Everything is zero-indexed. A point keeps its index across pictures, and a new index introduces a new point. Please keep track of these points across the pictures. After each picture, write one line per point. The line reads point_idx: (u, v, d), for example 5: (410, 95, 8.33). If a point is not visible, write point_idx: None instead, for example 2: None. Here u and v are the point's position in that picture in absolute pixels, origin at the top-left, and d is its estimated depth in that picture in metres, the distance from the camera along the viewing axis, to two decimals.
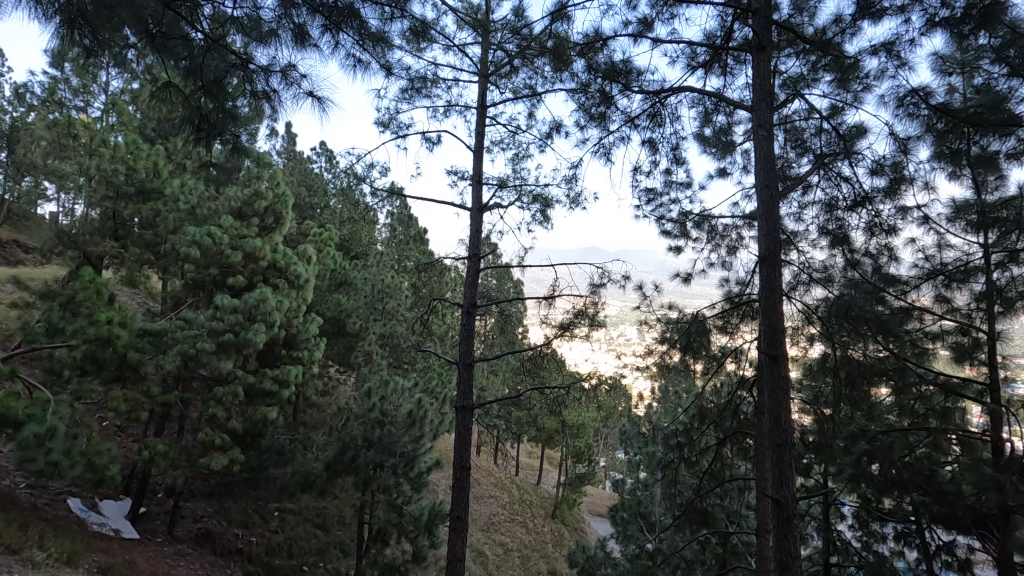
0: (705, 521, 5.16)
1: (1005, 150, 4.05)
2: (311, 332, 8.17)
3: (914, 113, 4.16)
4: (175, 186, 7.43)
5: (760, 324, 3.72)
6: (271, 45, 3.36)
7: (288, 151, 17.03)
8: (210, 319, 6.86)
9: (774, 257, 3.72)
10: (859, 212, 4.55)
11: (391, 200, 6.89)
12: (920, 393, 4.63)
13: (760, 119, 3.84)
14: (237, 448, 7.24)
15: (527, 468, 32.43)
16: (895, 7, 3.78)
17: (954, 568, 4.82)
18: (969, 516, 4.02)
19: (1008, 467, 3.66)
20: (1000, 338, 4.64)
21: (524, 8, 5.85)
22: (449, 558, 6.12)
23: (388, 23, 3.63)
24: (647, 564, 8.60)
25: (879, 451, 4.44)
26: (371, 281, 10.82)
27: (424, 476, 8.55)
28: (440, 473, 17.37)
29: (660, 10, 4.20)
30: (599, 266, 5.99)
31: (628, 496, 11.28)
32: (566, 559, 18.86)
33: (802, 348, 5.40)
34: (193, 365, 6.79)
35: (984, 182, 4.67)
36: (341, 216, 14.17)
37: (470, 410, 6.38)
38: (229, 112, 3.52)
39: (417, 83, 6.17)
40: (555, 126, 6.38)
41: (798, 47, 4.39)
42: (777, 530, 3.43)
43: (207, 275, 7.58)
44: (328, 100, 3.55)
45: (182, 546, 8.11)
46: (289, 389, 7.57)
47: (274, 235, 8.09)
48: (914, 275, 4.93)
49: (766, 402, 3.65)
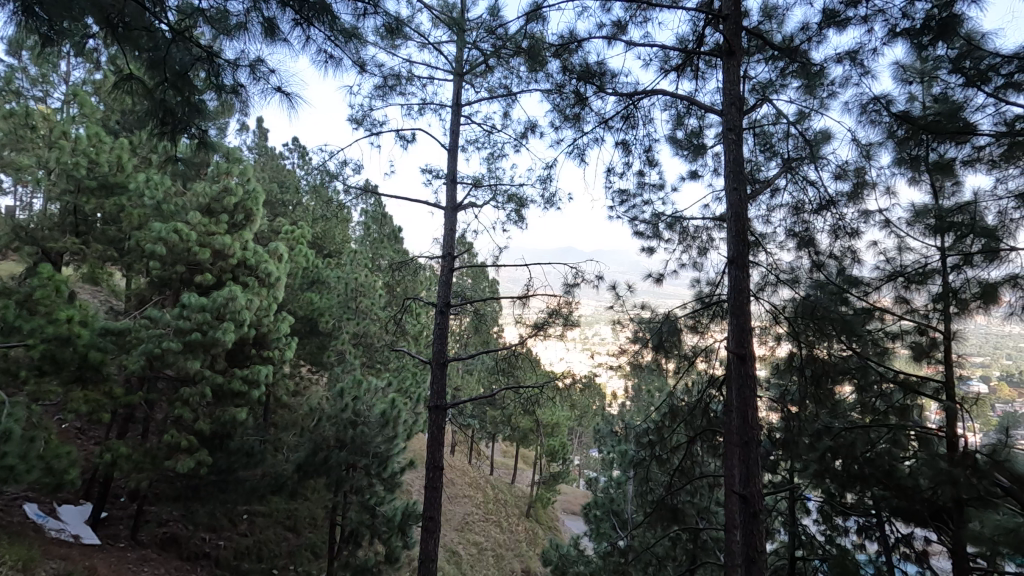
0: (675, 518, 5.30)
1: (961, 156, 4.16)
2: (282, 331, 8.02)
3: (876, 119, 4.33)
4: (140, 181, 7.17)
5: (729, 324, 3.81)
6: (239, 38, 3.27)
7: (260, 146, 16.70)
8: (176, 318, 6.66)
9: (742, 258, 3.82)
10: (824, 215, 4.66)
11: (364, 198, 6.82)
12: (881, 390, 4.85)
13: (730, 123, 3.89)
14: (204, 451, 7.02)
15: (502, 468, 32.54)
16: (859, 17, 3.89)
17: (911, 560, 5.00)
18: (926, 510, 4.18)
19: (962, 461, 3.90)
20: (956, 338, 4.75)
21: (499, 8, 5.83)
22: (423, 559, 6.07)
23: (361, 19, 3.59)
24: (620, 561, 8.69)
25: (843, 448, 4.61)
26: (344, 281, 10.75)
27: (398, 476, 8.52)
28: (414, 474, 17.36)
29: (633, 14, 4.25)
30: (573, 266, 6.08)
31: (602, 495, 11.47)
32: (540, 559, 18.90)
33: (769, 348, 5.58)
34: (158, 365, 6.60)
35: (942, 188, 4.86)
36: (314, 214, 13.99)
37: (444, 410, 6.33)
38: (195, 106, 3.43)
39: (390, 81, 6.11)
40: (530, 126, 6.40)
41: (767, 53, 4.49)
42: (743, 525, 3.51)
43: (174, 273, 7.35)
44: (298, 97, 3.50)
45: (145, 551, 7.89)
46: (259, 389, 7.40)
47: (244, 232, 7.89)
48: (876, 277, 5.07)
49: (734, 401, 3.74)
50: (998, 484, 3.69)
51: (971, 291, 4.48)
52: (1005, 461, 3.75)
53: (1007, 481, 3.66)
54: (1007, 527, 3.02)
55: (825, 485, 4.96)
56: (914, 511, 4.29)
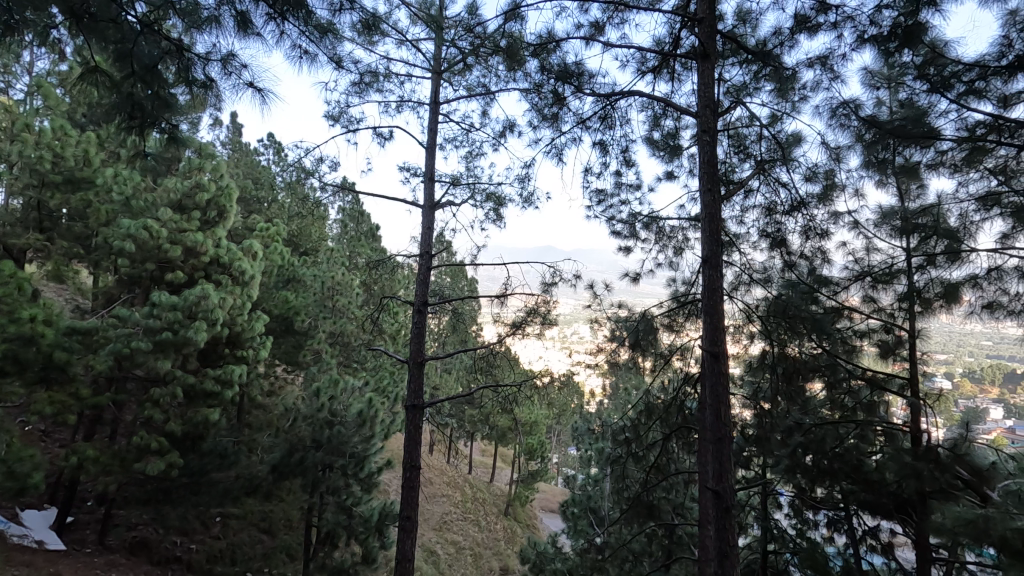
0: (651, 514, 5.43)
1: (926, 160, 4.32)
2: (257, 331, 7.89)
3: (846, 123, 4.43)
4: (108, 176, 6.98)
5: (703, 323, 3.87)
6: (210, 32, 3.21)
7: (233, 142, 16.33)
8: (146, 317, 6.49)
9: (716, 258, 3.88)
10: (795, 216, 4.74)
11: (341, 195, 6.72)
12: (849, 388, 4.96)
13: (705, 125, 3.96)
14: (175, 452, 6.85)
15: (480, 468, 32.58)
16: (829, 23, 3.98)
17: (878, 551, 5.17)
18: (892, 503, 4.34)
19: (925, 455, 4.10)
20: (921, 337, 4.90)
21: (478, 6, 5.81)
22: (399, 559, 6.03)
23: (338, 15, 3.55)
24: (596, 558, 8.77)
25: (813, 443, 4.70)
26: (321, 278, 10.64)
27: (376, 476, 8.47)
28: (391, 473, 17.26)
29: (611, 15, 4.28)
30: (550, 265, 6.10)
31: (579, 492, 11.60)
32: (518, 556, 18.98)
33: (743, 347, 5.70)
34: (127, 365, 6.43)
35: (907, 191, 5.01)
36: (289, 211, 13.80)
37: (421, 409, 6.29)
38: (165, 100, 3.34)
39: (367, 78, 6.05)
40: (508, 125, 6.43)
41: (741, 57, 4.57)
42: (716, 521, 3.57)
43: (143, 271, 7.17)
44: (270, 92, 3.44)
45: (113, 555, 7.68)
46: (232, 389, 7.27)
47: (217, 229, 7.73)
48: (845, 276, 5.12)
49: (707, 398, 3.79)
50: (959, 477, 3.91)
51: (934, 291, 4.67)
52: (965, 454, 3.99)
53: (968, 473, 3.90)
54: (965, 518, 3.10)
55: (796, 481, 5.03)
56: (879, 503, 4.45)
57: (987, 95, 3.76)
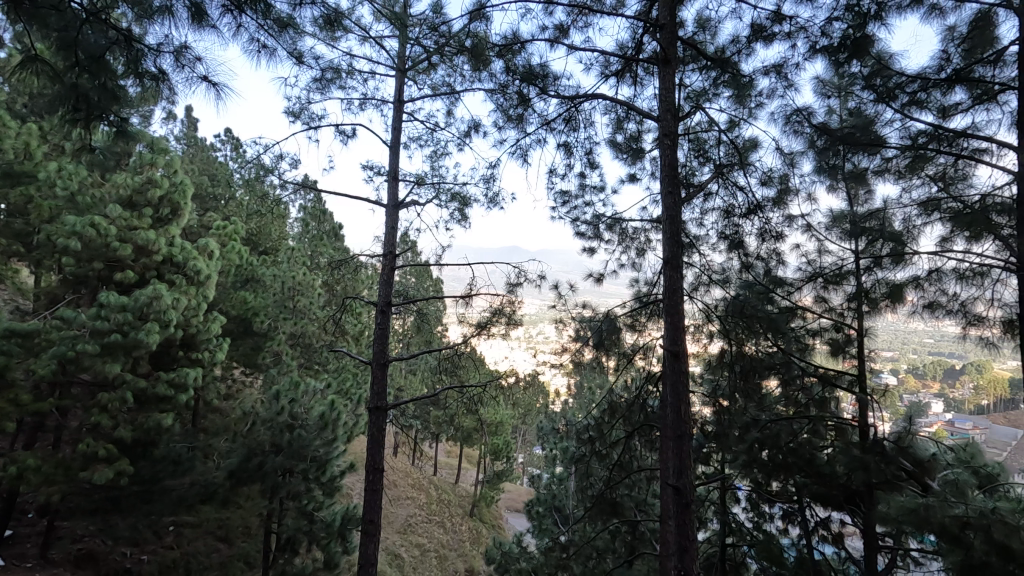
0: (614, 512, 5.49)
1: (872, 167, 4.49)
2: (213, 332, 7.66)
3: (799, 129, 4.60)
4: (51, 170, 6.61)
5: (664, 323, 3.94)
6: (162, 22, 3.09)
7: (188, 136, 15.70)
8: (93, 318, 6.18)
9: (677, 259, 3.97)
10: (752, 219, 4.84)
11: (302, 193, 6.56)
12: (803, 384, 5.16)
13: (666, 129, 4.04)
14: (124, 460, 6.53)
15: (445, 470, 32.40)
16: (783, 33, 4.13)
17: (829, 541, 5.38)
18: (842, 494, 4.53)
19: (872, 448, 4.31)
20: (868, 334, 5.24)
21: (443, 5, 5.77)
22: (362, 563, 5.92)
23: (299, 9, 3.47)
24: (561, 556, 8.85)
25: (769, 438, 4.90)
26: (281, 278, 10.33)
27: (338, 480, 8.39)
28: (354, 477, 16.98)
29: (575, 18, 4.33)
30: (516, 266, 6.10)
31: (545, 492, 11.67)
32: (483, 557, 18.98)
33: (703, 346, 5.81)
34: (73, 370, 6.11)
35: (856, 197, 5.26)
36: (248, 209, 13.41)
37: (384, 411, 6.20)
38: (113, 92, 3.18)
39: (329, 74, 5.93)
40: (473, 125, 6.42)
41: (700, 63, 4.67)
42: (677, 516, 3.66)
43: (90, 270, 6.82)
44: (226, 87, 3.33)
45: (57, 570, 7.29)
46: (187, 393, 7.00)
47: (170, 227, 7.45)
48: (798, 277, 5.33)
49: (668, 396, 3.87)
50: (903, 468, 4.11)
51: (880, 291, 4.87)
52: (907, 446, 4.25)
53: (911, 465, 4.10)
54: (908, 508, 3.27)
55: (752, 474, 5.21)
56: (831, 495, 4.63)
57: (927, 105, 4.00)
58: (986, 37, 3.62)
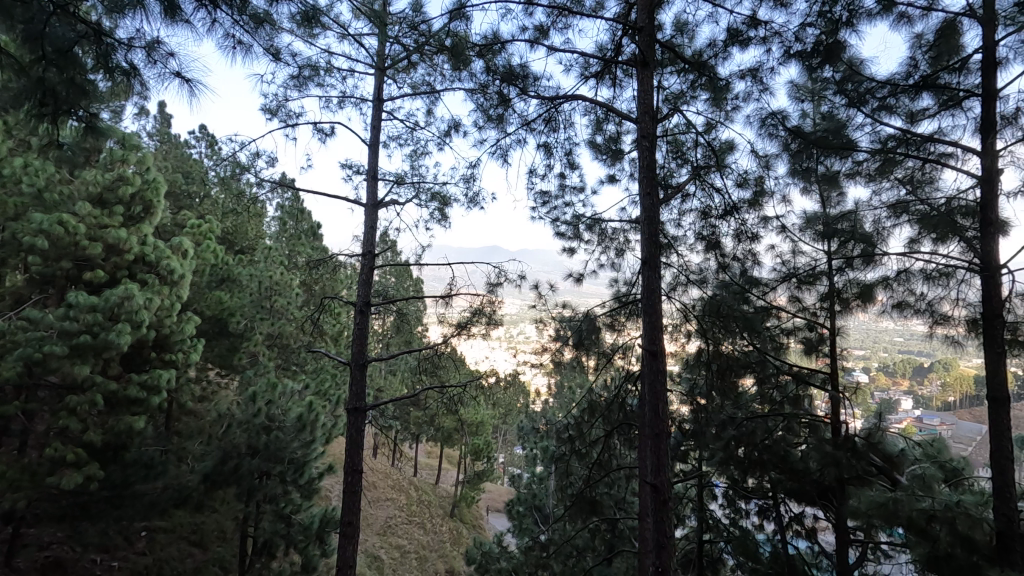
0: (594, 510, 5.54)
1: (845, 169, 4.60)
2: (187, 333, 7.51)
3: (774, 132, 4.70)
4: (16, 165, 6.35)
5: (642, 322, 3.98)
6: (134, 16, 3.02)
7: (160, 133, 15.30)
8: (61, 318, 6.02)
9: (654, 259, 4.02)
10: (729, 220, 4.86)
11: (280, 192, 6.45)
12: (777, 382, 5.27)
13: (644, 131, 4.08)
14: (94, 465, 6.30)
15: (425, 470, 32.23)
16: (759, 37, 4.20)
17: (802, 535, 5.50)
18: (815, 489, 4.73)
19: (843, 444, 4.39)
20: (840, 333, 5.46)
21: (422, 3, 5.73)
22: (340, 566, 5.87)
23: (275, 5, 3.42)
24: (541, 555, 8.90)
25: (745, 436, 4.95)
26: (258, 278, 10.08)
27: (316, 482, 8.36)
28: (332, 479, 16.76)
29: (555, 19, 4.35)
30: (496, 266, 6.06)
31: (525, 491, 11.73)
32: (463, 558, 18.97)
33: (680, 344, 5.86)
34: (40, 372, 5.91)
35: (828, 199, 5.40)
36: (223, 208, 13.15)
37: (363, 412, 6.13)
38: (82, 86, 3.09)
39: (306, 71, 5.85)
40: (453, 125, 6.35)
41: (678, 66, 4.74)
42: (654, 513, 3.70)
43: (58, 270, 6.62)
44: (199, 83, 3.27)
45: None
46: (160, 395, 6.83)
47: (142, 226, 7.28)
48: (773, 277, 5.42)
49: (646, 394, 3.91)
50: (872, 464, 4.26)
51: (851, 291, 4.99)
52: (878, 442, 4.36)
53: (880, 460, 4.27)
54: (877, 502, 3.34)
55: (729, 471, 5.29)
56: (804, 490, 4.83)
57: (896, 110, 4.14)
58: (950, 44, 3.72)
